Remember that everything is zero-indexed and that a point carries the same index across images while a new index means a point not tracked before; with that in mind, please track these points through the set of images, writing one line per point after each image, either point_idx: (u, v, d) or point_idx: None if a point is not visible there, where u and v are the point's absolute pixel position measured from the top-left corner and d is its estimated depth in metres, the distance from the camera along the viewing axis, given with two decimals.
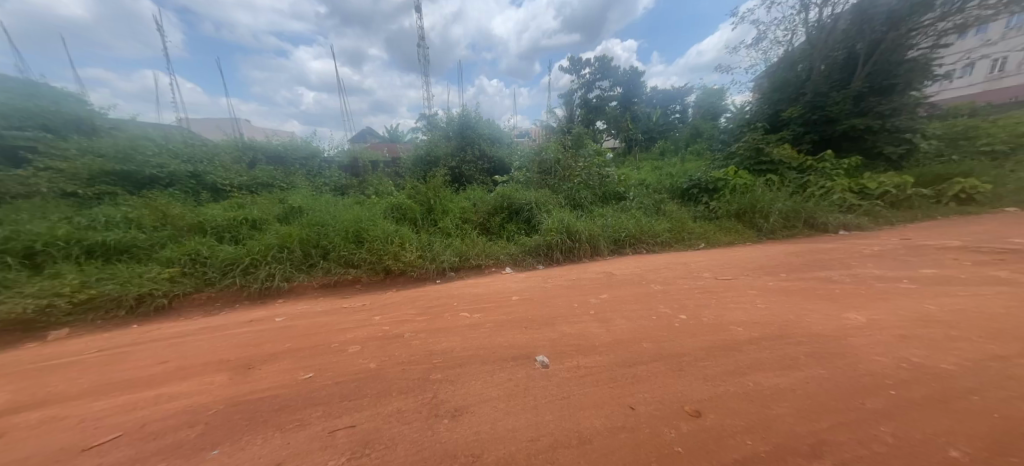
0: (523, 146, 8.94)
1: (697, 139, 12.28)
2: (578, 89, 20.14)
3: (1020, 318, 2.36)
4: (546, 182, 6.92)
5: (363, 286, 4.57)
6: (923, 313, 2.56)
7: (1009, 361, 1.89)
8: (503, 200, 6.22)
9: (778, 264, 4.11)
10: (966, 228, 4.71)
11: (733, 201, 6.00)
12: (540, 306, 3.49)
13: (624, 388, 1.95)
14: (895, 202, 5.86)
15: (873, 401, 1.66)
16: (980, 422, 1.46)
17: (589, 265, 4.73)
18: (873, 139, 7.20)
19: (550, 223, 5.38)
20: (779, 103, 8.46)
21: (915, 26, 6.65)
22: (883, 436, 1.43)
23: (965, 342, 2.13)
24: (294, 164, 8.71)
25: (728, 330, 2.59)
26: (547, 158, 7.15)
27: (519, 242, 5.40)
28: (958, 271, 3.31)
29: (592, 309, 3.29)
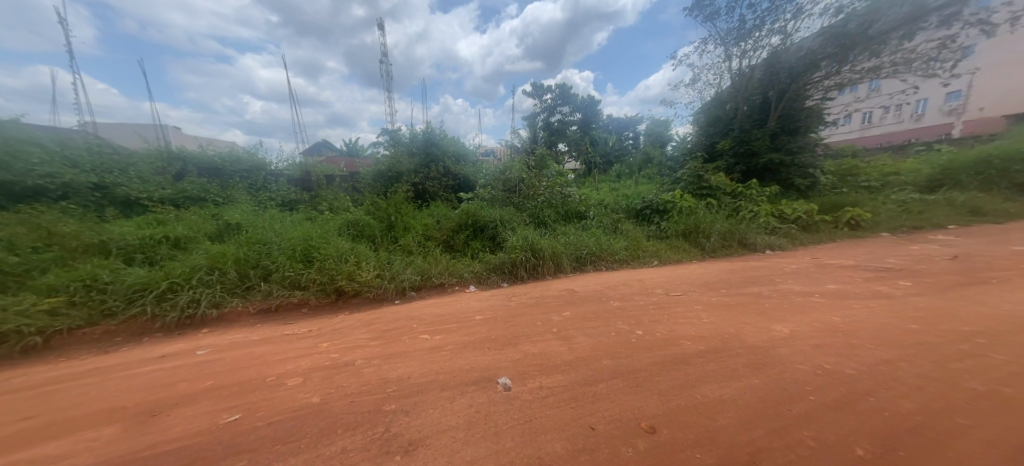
0: (488, 164, 9.06)
1: (647, 165, 13.38)
2: (540, 112, 21.09)
3: (899, 325, 2.83)
4: (511, 200, 7.06)
5: (310, 309, 4.20)
6: (831, 324, 2.97)
7: (894, 364, 2.24)
8: (467, 217, 6.18)
9: (718, 280, 4.53)
10: (858, 249, 5.62)
11: (680, 222, 6.58)
12: (504, 325, 3.46)
13: (585, 407, 1.97)
14: (806, 226, 6.85)
15: (796, 408, 1.86)
16: (877, 422, 1.70)
17: (553, 282, 4.83)
18: (786, 171, 8.41)
19: (514, 240, 5.43)
20: (713, 136, 9.63)
21: (810, 81, 8.17)
22: (806, 441, 1.60)
23: (862, 348, 2.50)
24: (233, 176, 7.90)
25: (678, 345, 2.77)
26: (511, 177, 7.30)
27: (482, 260, 5.37)
28: (854, 287, 3.91)
29: (555, 327, 3.33)
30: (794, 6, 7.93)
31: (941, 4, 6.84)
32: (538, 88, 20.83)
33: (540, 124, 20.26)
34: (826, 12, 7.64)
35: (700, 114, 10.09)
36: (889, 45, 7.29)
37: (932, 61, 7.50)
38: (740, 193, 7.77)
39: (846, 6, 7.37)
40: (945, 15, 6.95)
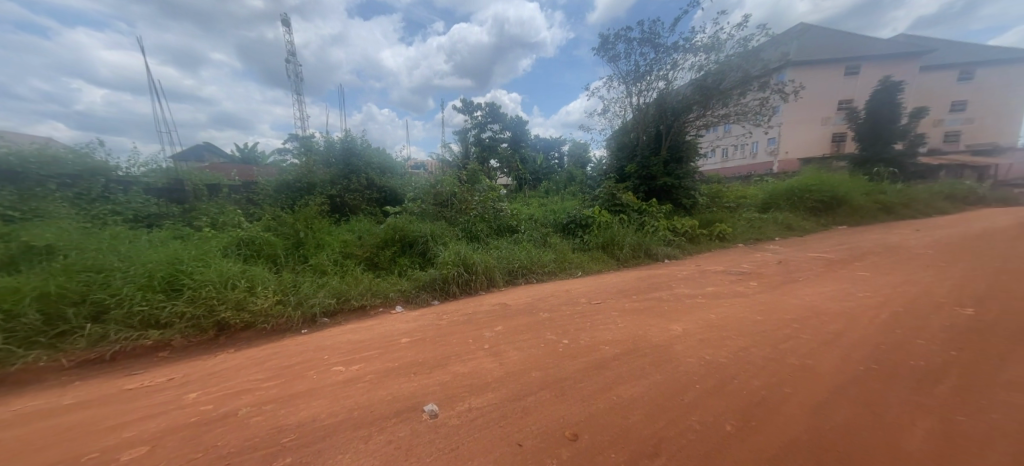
0: (417, 177, 8.68)
1: (570, 183, 14.46)
2: (471, 128, 21.14)
3: (753, 317, 3.52)
4: (442, 214, 6.90)
5: (173, 352, 3.16)
6: (711, 320, 3.53)
7: (751, 349, 2.77)
8: (393, 232, 5.73)
9: (630, 288, 5.04)
10: (727, 256, 6.92)
11: (600, 235, 7.23)
12: (434, 345, 3.16)
13: (515, 424, 1.93)
14: (693, 238, 8.21)
15: (688, 397, 2.13)
16: (738, 400, 2.08)
17: (485, 297, 4.71)
18: (677, 192, 10.00)
19: (446, 256, 5.18)
20: (622, 160, 11.01)
21: (686, 121, 10.06)
22: (692, 425, 1.86)
23: (730, 339, 3.02)
24: (43, 183, 5.25)
25: (598, 350, 2.92)
26: (443, 191, 7.10)
27: (410, 276, 4.97)
28: (726, 288, 4.74)
29: (487, 343, 3.20)
30: (671, 59, 9.70)
31: (759, 74, 9.24)
32: (468, 103, 20.94)
33: (471, 139, 20.30)
34: (693, 68, 9.53)
35: (611, 140, 11.43)
36: (732, 98, 9.46)
37: (758, 114, 9.68)
38: (645, 210, 8.93)
39: (705, 66, 9.35)
40: (762, 82, 9.32)
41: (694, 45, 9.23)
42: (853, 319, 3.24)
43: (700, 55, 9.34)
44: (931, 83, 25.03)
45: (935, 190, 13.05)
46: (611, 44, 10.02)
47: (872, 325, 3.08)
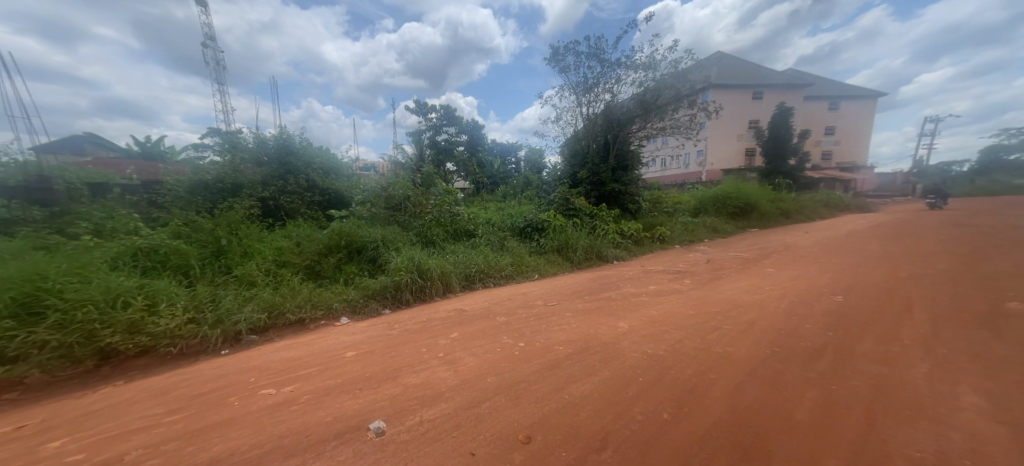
0: (366, 178, 8.11)
1: (526, 187, 14.60)
2: (425, 130, 20.37)
3: (690, 312, 3.75)
4: (395, 218, 6.53)
5: (25, 394, 2.42)
6: (655, 316, 3.68)
7: (685, 341, 2.95)
8: (339, 238, 5.21)
9: (583, 288, 5.12)
10: (668, 257, 7.44)
11: (555, 238, 7.32)
12: (383, 357, 2.85)
13: (466, 433, 1.78)
14: (639, 240, 8.73)
15: (632, 390, 2.17)
16: (671, 387, 2.19)
17: (441, 304, 4.45)
18: (625, 198, 10.58)
19: (399, 262, 4.83)
20: (574, 167, 11.39)
21: (630, 132, 10.74)
22: (635, 415, 1.90)
23: (671, 332, 3.17)
24: None
25: (553, 351, 2.86)
26: (395, 194, 6.71)
27: (357, 284, 4.54)
28: (668, 285, 5.05)
29: (440, 350, 2.96)
30: (615, 74, 10.29)
31: (687, 93, 10.16)
32: (421, 104, 20.20)
33: (424, 141, 19.58)
34: (635, 84, 10.22)
35: (564, 147, 11.78)
36: (667, 113, 10.29)
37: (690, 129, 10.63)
38: (596, 215, 9.32)
39: (645, 82, 10.06)
40: (691, 100, 10.27)
41: (635, 62, 9.89)
42: (769, 309, 3.62)
43: (640, 73, 10.05)
44: (820, 110, 29.85)
45: (825, 199, 15.52)
46: (561, 55, 10.35)
47: (782, 314, 3.46)
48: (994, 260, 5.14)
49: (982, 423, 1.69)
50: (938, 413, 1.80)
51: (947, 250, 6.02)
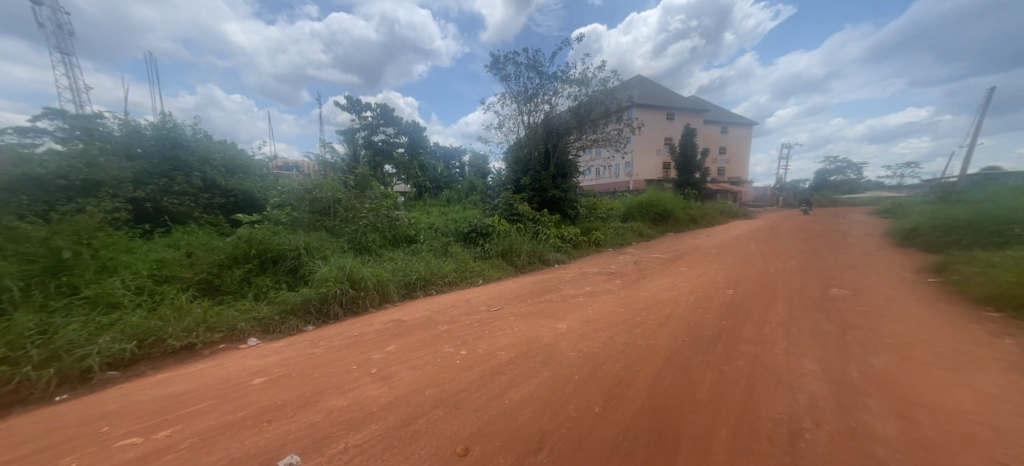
0: (286, 180, 7.23)
1: (471, 192, 14.41)
2: (360, 129, 18.98)
3: (622, 310, 3.97)
4: (322, 223, 5.92)
5: None
6: (591, 315, 3.82)
7: (615, 337, 3.10)
8: (246, 246, 4.52)
9: (526, 292, 5.14)
10: (603, 260, 7.89)
11: (499, 242, 7.28)
12: (302, 381, 2.49)
13: (399, 453, 1.61)
14: (578, 244, 9.13)
15: (569, 388, 2.19)
16: (601, 381, 2.27)
17: (377, 315, 4.08)
18: (566, 203, 11.00)
19: (327, 271, 4.38)
20: (518, 173, 11.56)
21: (568, 142, 11.25)
22: (570, 412, 1.91)
23: (605, 329, 3.31)
24: None
25: (495, 356, 2.78)
26: (323, 197, 6.12)
27: (272, 299, 3.99)
28: (601, 286, 5.32)
29: (372, 366, 2.69)
30: (553, 87, 10.72)
31: (617, 109, 11.02)
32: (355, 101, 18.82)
33: (360, 141, 18.24)
34: (571, 97, 10.77)
35: (507, 153, 11.90)
36: (600, 126, 11.02)
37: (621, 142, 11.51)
38: (538, 220, 9.54)
39: (580, 96, 10.67)
40: (620, 116, 11.15)
41: (570, 77, 10.42)
42: (686, 303, 4.00)
43: (575, 87, 10.63)
44: (721, 131, 34.83)
45: (725, 208, 18.11)
46: (502, 64, 10.45)
47: (697, 307, 3.85)
48: (844, 255, 6.41)
49: (815, 384, 2.08)
50: (791, 379, 2.16)
51: (814, 247, 7.37)
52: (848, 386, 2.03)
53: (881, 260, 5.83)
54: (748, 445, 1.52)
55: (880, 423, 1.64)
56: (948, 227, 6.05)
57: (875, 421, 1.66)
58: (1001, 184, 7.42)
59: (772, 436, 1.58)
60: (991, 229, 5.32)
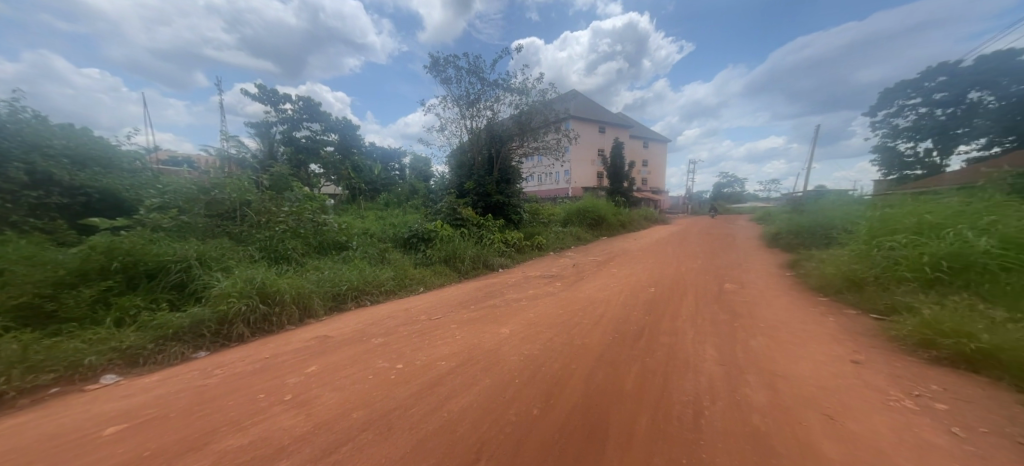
0: (175, 175, 5.51)
1: (412, 196, 13.75)
2: (277, 123, 16.91)
3: (563, 312, 4.00)
4: (224, 229, 4.95)
5: None
6: (531, 318, 3.80)
7: (555, 338, 3.12)
8: (106, 256, 3.28)
9: (468, 297, 4.94)
10: (544, 263, 8.02)
11: (442, 248, 6.97)
12: (188, 415, 1.83)
13: None
14: (522, 249, 9.19)
15: (508, 393, 2.10)
16: (534, 382, 2.25)
17: (297, 332, 3.31)
18: (511, 208, 11.00)
19: (228, 283, 3.40)
20: (461, 177, 11.33)
21: (510, 149, 11.38)
22: (509, 417, 1.82)
23: (544, 332, 3.31)
24: None
25: (435, 367, 2.55)
26: (225, 199, 5.11)
27: (144, 324, 2.93)
28: (542, 289, 5.36)
29: (288, 392, 2.11)
30: (495, 94, 10.75)
31: (557, 120, 11.44)
32: (274, 91, 16.78)
33: (278, 136, 16.27)
34: (512, 105, 10.91)
35: (451, 157, 11.62)
36: (540, 134, 11.31)
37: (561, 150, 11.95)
38: (482, 225, 9.40)
39: (522, 105, 10.88)
40: (559, 127, 11.60)
41: (511, 85, 10.56)
42: (615, 302, 4.20)
43: (516, 96, 10.82)
44: (645, 145, 38.52)
45: (648, 214, 19.93)
46: (442, 66, 10.18)
47: (625, 305, 4.07)
48: (744, 254, 7.38)
49: (712, 365, 2.32)
50: (696, 364, 2.37)
51: (722, 248, 8.38)
52: (735, 365, 2.30)
53: (771, 257, 6.82)
54: (663, 428, 1.63)
55: (756, 394, 1.91)
56: (797, 230, 7.43)
57: (752, 392, 1.92)
58: (827, 196, 9.48)
59: (680, 417, 1.72)
60: (821, 232, 6.67)
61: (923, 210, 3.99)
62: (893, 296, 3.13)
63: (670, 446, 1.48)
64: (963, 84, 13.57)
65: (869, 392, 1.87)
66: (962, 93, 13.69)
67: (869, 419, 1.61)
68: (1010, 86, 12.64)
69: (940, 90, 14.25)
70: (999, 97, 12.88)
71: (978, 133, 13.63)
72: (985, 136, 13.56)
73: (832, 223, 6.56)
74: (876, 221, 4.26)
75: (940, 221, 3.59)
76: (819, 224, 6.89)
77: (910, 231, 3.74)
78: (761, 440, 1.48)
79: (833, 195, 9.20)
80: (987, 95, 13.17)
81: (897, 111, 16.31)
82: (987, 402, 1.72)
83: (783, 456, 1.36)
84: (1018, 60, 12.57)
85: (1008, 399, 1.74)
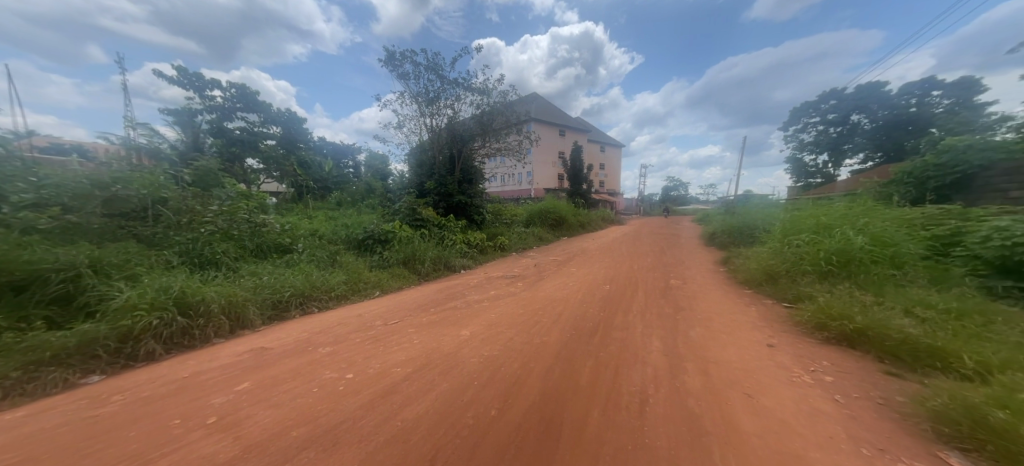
0: (57, 165, 4.17)
1: (369, 195, 13.13)
2: (205, 111, 15.15)
3: (522, 312, 4.02)
4: (125, 229, 4.07)
5: None
6: (491, 319, 3.78)
7: (515, 338, 3.14)
8: None
9: (429, 300, 4.80)
10: (507, 264, 8.03)
11: (400, 250, 6.71)
12: (84, 450, 1.58)
13: None
14: (484, 250, 9.14)
15: (466, 396, 2.07)
16: (490, 384, 2.23)
17: (226, 347, 2.98)
18: (474, 208, 10.88)
19: (141, 292, 2.98)
20: (422, 177, 11.02)
21: (472, 148, 11.29)
22: (466, 420, 1.80)
23: (503, 332, 3.30)
24: None
25: (389, 374, 2.45)
26: (130, 196, 4.18)
27: (7, 347, 2.34)
28: (504, 290, 5.36)
29: (211, 415, 1.90)
30: (455, 93, 10.60)
31: (519, 121, 11.56)
32: (201, 76, 15.06)
33: (208, 127, 14.66)
34: (473, 104, 10.81)
35: (411, 156, 11.26)
36: (502, 135, 11.33)
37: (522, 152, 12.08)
38: (444, 225, 9.21)
39: (483, 105, 10.84)
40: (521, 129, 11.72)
41: (472, 85, 10.47)
42: (571, 301, 4.32)
43: (477, 96, 10.75)
44: (601, 149, 40.18)
45: (604, 215, 20.80)
46: (398, 61, 9.82)
47: (580, 303, 4.20)
48: (687, 252, 7.97)
49: (656, 357, 2.48)
50: (642, 356, 2.51)
51: (669, 247, 8.97)
52: (676, 355, 2.47)
53: (710, 254, 7.43)
54: (612, 418, 1.70)
55: (691, 380, 2.07)
56: (730, 230, 8.17)
57: (689, 378, 2.08)
58: (753, 200, 10.57)
59: (627, 407, 1.81)
60: (748, 231, 7.41)
61: (820, 212, 4.60)
62: (799, 287, 3.56)
63: (617, 435, 1.55)
64: (846, 107, 15.78)
65: (778, 371, 2.11)
66: (846, 115, 15.93)
67: (777, 394, 1.82)
68: (878, 111, 14.89)
69: (830, 112, 16.48)
70: (870, 120, 15.18)
71: (857, 149, 15.90)
72: (862, 151, 15.85)
73: (757, 223, 7.31)
74: (788, 223, 4.81)
75: (832, 222, 4.16)
76: (746, 225, 7.64)
77: (811, 230, 4.27)
78: (695, 421, 1.61)
79: (758, 198, 10.28)
80: (863, 118, 15.43)
81: (802, 127, 18.60)
82: (861, 372, 2.04)
83: (711, 435, 1.49)
84: (882, 91, 14.74)
85: (875, 369, 2.07)
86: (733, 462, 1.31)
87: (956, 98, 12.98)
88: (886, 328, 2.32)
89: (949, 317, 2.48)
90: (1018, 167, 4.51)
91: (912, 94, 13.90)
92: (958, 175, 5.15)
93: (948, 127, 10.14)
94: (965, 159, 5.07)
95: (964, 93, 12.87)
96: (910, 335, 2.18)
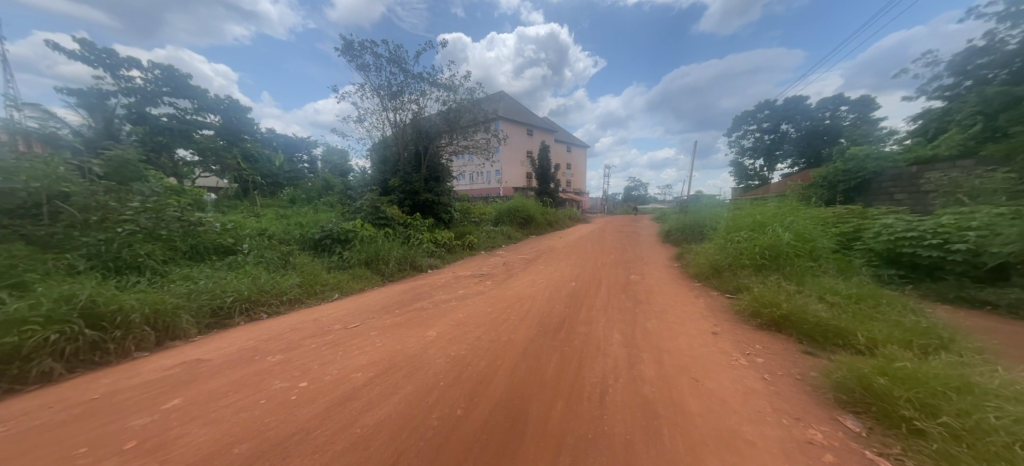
0: None
1: (327, 192, 12.47)
2: (124, 94, 13.43)
3: (486, 310, 3.99)
4: (14, 229, 3.58)
5: None
6: (458, 319, 3.72)
7: (482, 337, 3.10)
8: None
9: (393, 301, 4.62)
10: (474, 263, 7.92)
11: (362, 250, 6.42)
12: None
13: None
14: (451, 249, 8.98)
15: (431, 398, 2.02)
16: (456, 384, 2.19)
17: (148, 361, 2.68)
18: (441, 207, 10.59)
19: (40, 302, 2.61)
20: (385, 173, 10.67)
21: (439, 145, 11.02)
22: (430, 421, 1.76)
23: (469, 332, 3.26)
24: None
25: (349, 380, 2.34)
26: (17, 190, 3.66)
27: None
28: (472, 289, 5.31)
29: (132, 439, 1.70)
30: (420, 87, 10.29)
31: (487, 120, 11.43)
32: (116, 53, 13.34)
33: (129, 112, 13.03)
34: (439, 101, 10.58)
35: (374, 151, 10.86)
36: (469, 133, 11.18)
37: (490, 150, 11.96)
38: (409, 224, 8.94)
39: (448, 101, 10.63)
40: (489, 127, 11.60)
41: (436, 80, 10.24)
42: (534, 299, 4.36)
43: (443, 92, 10.53)
44: (565, 150, 41.03)
45: (571, 214, 21.28)
46: (357, 51, 9.38)
47: (544, 300, 4.25)
48: (645, 249, 8.35)
49: (615, 349, 2.56)
50: (604, 349, 2.59)
51: (628, 244, 9.36)
52: (636, 347, 2.57)
53: (667, 250, 7.85)
54: (575, 410, 1.74)
55: (646, 370, 2.16)
56: (683, 228, 8.69)
57: (645, 368, 2.17)
58: (703, 200, 11.31)
59: (590, 398, 1.86)
60: (699, 229, 7.92)
61: (757, 211, 5.01)
62: (739, 279, 3.86)
63: (578, 425, 1.59)
64: (777, 117, 17.30)
65: (720, 356, 2.27)
66: (776, 124, 17.50)
67: (719, 377, 1.95)
68: (801, 122, 16.61)
69: (765, 121, 17.97)
70: (796, 129, 16.87)
71: (786, 156, 17.49)
72: (790, 158, 17.50)
73: (706, 221, 7.83)
74: (732, 221, 5.19)
75: (766, 220, 4.55)
76: (697, 223, 8.16)
77: (749, 227, 4.64)
78: (650, 407, 1.69)
79: (707, 199, 11.01)
80: (790, 127, 17.03)
81: (743, 134, 20.13)
82: (787, 353, 2.25)
83: (660, 420, 1.56)
84: (804, 104, 16.49)
85: (795, 349, 2.30)
86: (678, 443, 1.38)
87: (858, 113, 15.11)
88: (804, 313, 2.57)
89: (851, 301, 2.81)
90: (900, 175, 5.26)
91: (827, 108, 15.75)
92: (859, 180, 5.84)
93: (853, 138, 11.60)
94: (863, 167, 5.81)
95: (864, 109, 14.93)
96: (822, 319, 2.44)
